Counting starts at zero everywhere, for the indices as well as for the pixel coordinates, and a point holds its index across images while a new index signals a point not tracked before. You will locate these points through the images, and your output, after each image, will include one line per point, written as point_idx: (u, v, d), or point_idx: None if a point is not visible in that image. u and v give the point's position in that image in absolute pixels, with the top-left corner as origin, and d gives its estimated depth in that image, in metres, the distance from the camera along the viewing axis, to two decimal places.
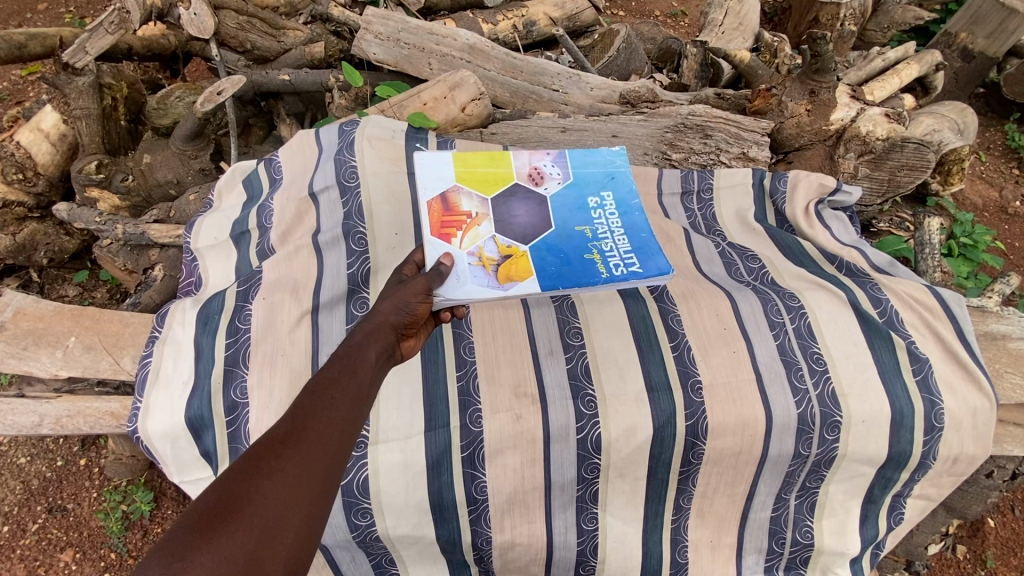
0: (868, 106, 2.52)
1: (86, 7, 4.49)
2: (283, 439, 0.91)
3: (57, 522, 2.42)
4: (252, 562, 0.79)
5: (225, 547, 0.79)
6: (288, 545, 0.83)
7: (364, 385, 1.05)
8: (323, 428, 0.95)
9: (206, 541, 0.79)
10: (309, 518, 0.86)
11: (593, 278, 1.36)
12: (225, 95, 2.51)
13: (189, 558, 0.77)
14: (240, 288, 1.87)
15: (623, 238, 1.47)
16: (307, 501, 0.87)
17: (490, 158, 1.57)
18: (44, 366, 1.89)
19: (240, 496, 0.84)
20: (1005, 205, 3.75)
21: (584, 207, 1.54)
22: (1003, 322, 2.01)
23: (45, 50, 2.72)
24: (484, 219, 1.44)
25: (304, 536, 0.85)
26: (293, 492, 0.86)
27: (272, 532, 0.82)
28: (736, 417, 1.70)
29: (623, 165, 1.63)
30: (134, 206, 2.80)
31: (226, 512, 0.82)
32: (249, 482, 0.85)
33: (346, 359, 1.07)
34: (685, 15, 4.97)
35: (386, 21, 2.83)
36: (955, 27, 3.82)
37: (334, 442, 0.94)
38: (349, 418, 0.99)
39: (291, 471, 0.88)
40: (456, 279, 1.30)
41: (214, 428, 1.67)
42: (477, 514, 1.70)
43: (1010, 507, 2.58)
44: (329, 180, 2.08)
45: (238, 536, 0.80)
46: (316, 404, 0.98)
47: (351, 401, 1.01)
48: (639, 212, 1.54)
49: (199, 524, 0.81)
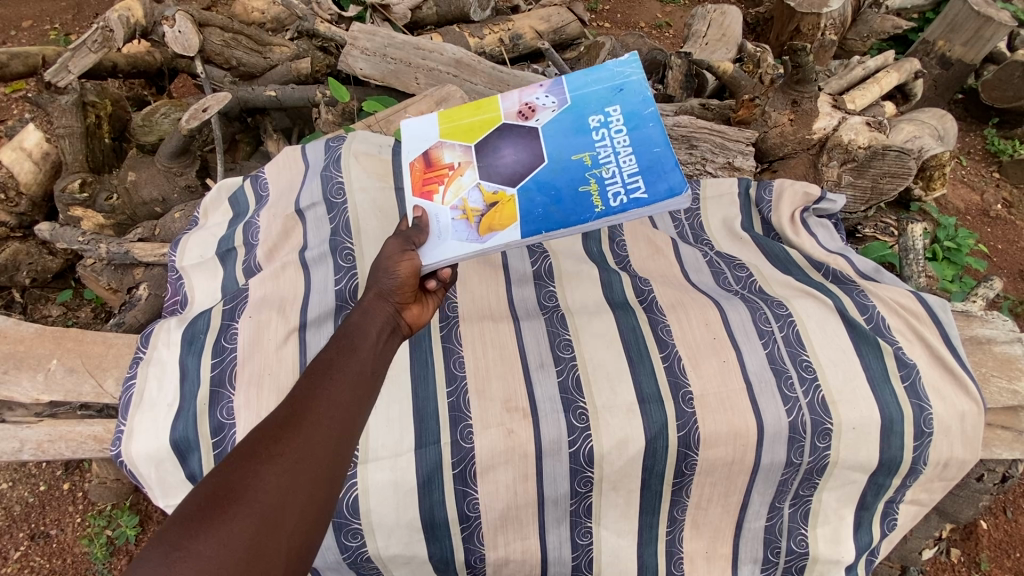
0: (849, 115, 2.57)
1: (71, 24, 4.48)
2: (284, 423, 0.90)
3: (39, 549, 2.36)
4: (254, 547, 0.79)
5: (223, 534, 0.78)
6: (290, 531, 0.82)
7: (365, 364, 1.05)
8: (326, 408, 0.94)
9: (203, 529, 0.78)
10: (310, 506, 0.85)
11: (585, 214, 1.27)
12: (210, 111, 2.48)
13: (185, 547, 0.76)
14: (226, 306, 1.85)
15: (629, 158, 1.32)
16: (310, 486, 0.86)
17: (476, 107, 1.50)
18: (25, 391, 1.86)
19: (237, 483, 0.83)
20: (986, 209, 3.82)
21: (582, 138, 1.39)
22: (987, 326, 2.04)
23: (27, 69, 2.69)
24: (467, 167, 1.41)
25: (307, 520, 0.85)
26: (294, 476, 0.86)
27: (272, 517, 0.81)
28: (727, 427, 1.69)
29: (635, 73, 1.43)
30: (120, 224, 2.78)
31: (223, 501, 0.81)
32: (249, 468, 0.85)
33: (346, 342, 1.07)
34: (670, 26, 5.02)
35: (373, 36, 2.88)
36: (933, 36, 3.92)
37: (336, 422, 0.93)
38: (351, 397, 0.98)
39: (291, 456, 0.87)
40: (437, 238, 1.30)
41: (201, 450, 1.63)
42: (469, 531, 1.69)
43: (1001, 509, 2.59)
44: (316, 198, 2.08)
45: (238, 521, 0.79)
46: (316, 387, 0.97)
47: (352, 380, 1.00)
48: (653, 122, 1.36)
49: (195, 512, 0.80)
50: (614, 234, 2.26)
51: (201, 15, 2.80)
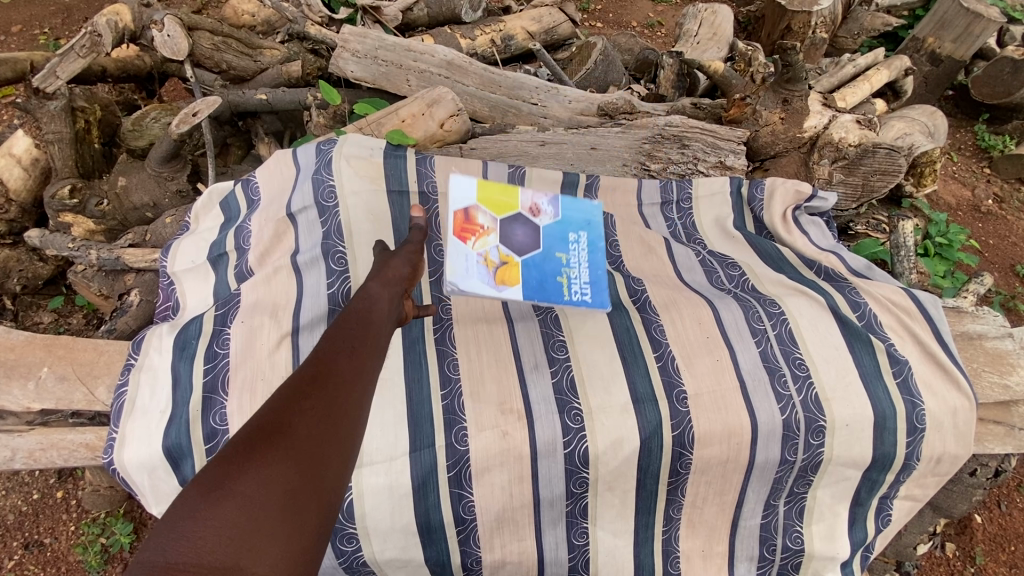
0: (839, 113, 2.60)
1: (61, 29, 4.46)
2: (309, 380, 0.95)
3: (33, 559, 2.34)
4: (292, 488, 0.82)
5: (265, 474, 0.82)
6: (324, 475, 0.86)
7: (376, 336, 1.11)
8: (349, 369, 1.00)
9: (243, 472, 0.82)
10: (340, 454, 0.89)
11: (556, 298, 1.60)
12: (200, 116, 2.46)
13: (227, 487, 0.80)
14: (218, 312, 1.85)
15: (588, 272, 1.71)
16: (338, 435, 0.90)
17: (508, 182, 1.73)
18: (15, 400, 1.84)
19: (271, 432, 0.87)
20: (977, 204, 3.84)
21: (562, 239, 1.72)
22: (978, 322, 2.05)
23: (15, 75, 2.67)
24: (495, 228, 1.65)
25: (339, 466, 0.89)
26: (323, 426, 0.90)
27: (307, 461, 0.85)
28: (721, 425, 1.70)
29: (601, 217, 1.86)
30: (110, 229, 2.77)
31: (261, 447, 0.85)
32: (282, 420, 0.89)
33: (360, 317, 1.13)
34: (662, 26, 5.02)
35: (363, 39, 2.86)
36: (923, 33, 3.95)
37: (356, 382, 0.99)
38: (366, 363, 1.04)
39: (319, 409, 0.91)
40: (463, 272, 1.53)
41: (193, 455, 1.62)
42: (466, 534, 1.69)
43: (996, 503, 2.61)
44: (308, 201, 2.07)
45: (276, 464, 0.83)
46: (334, 353, 1.02)
47: (366, 350, 1.06)
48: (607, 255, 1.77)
49: (233, 460, 0.84)
50: (607, 234, 2.26)
51: (191, 19, 2.77)
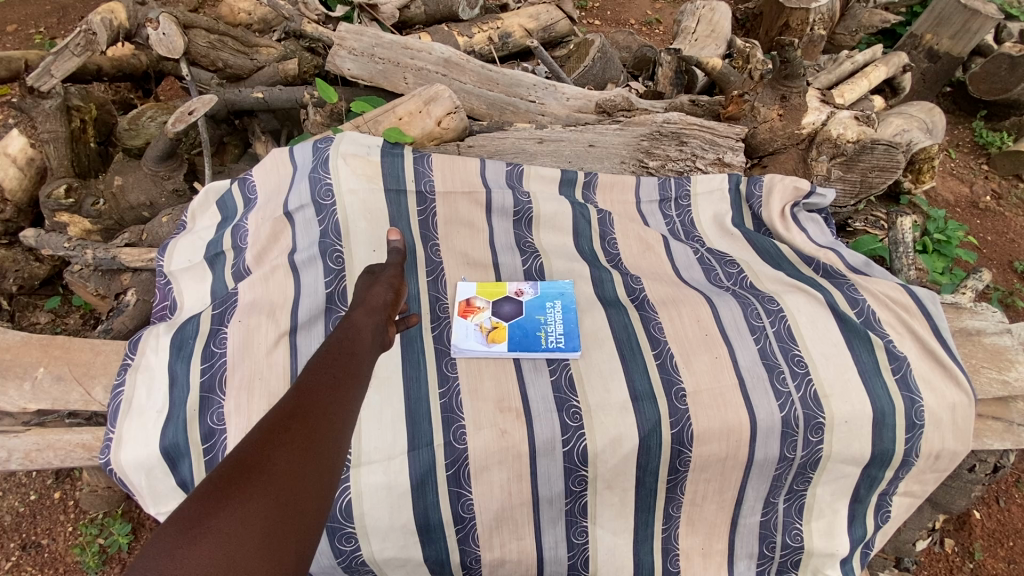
0: (838, 109, 2.58)
1: (57, 28, 4.44)
2: (293, 411, 0.90)
3: (30, 560, 2.33)
4: (270, 526, 0.77)
5: (242, 512, 0.76)
6: (302, 515, 0.81)
7: (361, 364, 1.05)
8: (331, 400, 0.95)
9: (220, 508, 0.76)
10: (318, 492, 0.84)
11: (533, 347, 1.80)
12: (196, 115, 2.46)
13: (203, 524, 0.74)
14: (215, 311, 1.84)
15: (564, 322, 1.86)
16: (318, 472, 0.85)
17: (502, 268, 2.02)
18: (11, 401, 1.83)
19: (250, 466, 0.82)
20: (975, 201, 3.84)
21: (544, 302, 1.92)
22: (975, 318, 2.06)
23: (8, 74, 2.65)
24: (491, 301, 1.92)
25: (317, 506, 0.84)
26: (304, 462, 0.85)
27: (286, 499, 0.80)
28: (720, 423, 1.69)
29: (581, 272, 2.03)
30: (107, 229, 2.73)
31: (239, 482, 0.79)
32: (261, 454, 0.83)
33: (346, 342, 1.07)
34: (659, 23, 5.02)
35: (359, 37, 2.86)
36: (920, 30, 3.95)
37: (339, 415, 0.94)
38: (351, 393, 0.98)
39: (301, 444, 0.86)
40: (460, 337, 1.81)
41: (191, 455, 1.61)
42: (465, 533, 1.68)
43: (994, 499, 2.62)
44: (305, 199, 2.07)
45: (254, 502, 0.78)
46: (318, 382, 0.97)
47: (351, 378, 1.01)
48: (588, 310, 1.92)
49: (210, 495, 0.78)
50: (605, 232, 2.25)
51: (186, 17, 2.78)
